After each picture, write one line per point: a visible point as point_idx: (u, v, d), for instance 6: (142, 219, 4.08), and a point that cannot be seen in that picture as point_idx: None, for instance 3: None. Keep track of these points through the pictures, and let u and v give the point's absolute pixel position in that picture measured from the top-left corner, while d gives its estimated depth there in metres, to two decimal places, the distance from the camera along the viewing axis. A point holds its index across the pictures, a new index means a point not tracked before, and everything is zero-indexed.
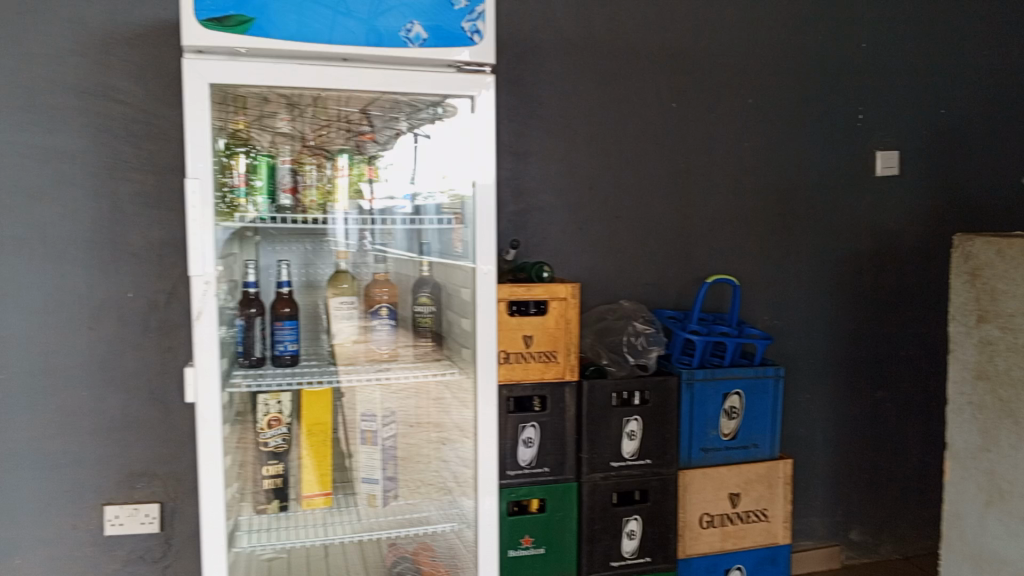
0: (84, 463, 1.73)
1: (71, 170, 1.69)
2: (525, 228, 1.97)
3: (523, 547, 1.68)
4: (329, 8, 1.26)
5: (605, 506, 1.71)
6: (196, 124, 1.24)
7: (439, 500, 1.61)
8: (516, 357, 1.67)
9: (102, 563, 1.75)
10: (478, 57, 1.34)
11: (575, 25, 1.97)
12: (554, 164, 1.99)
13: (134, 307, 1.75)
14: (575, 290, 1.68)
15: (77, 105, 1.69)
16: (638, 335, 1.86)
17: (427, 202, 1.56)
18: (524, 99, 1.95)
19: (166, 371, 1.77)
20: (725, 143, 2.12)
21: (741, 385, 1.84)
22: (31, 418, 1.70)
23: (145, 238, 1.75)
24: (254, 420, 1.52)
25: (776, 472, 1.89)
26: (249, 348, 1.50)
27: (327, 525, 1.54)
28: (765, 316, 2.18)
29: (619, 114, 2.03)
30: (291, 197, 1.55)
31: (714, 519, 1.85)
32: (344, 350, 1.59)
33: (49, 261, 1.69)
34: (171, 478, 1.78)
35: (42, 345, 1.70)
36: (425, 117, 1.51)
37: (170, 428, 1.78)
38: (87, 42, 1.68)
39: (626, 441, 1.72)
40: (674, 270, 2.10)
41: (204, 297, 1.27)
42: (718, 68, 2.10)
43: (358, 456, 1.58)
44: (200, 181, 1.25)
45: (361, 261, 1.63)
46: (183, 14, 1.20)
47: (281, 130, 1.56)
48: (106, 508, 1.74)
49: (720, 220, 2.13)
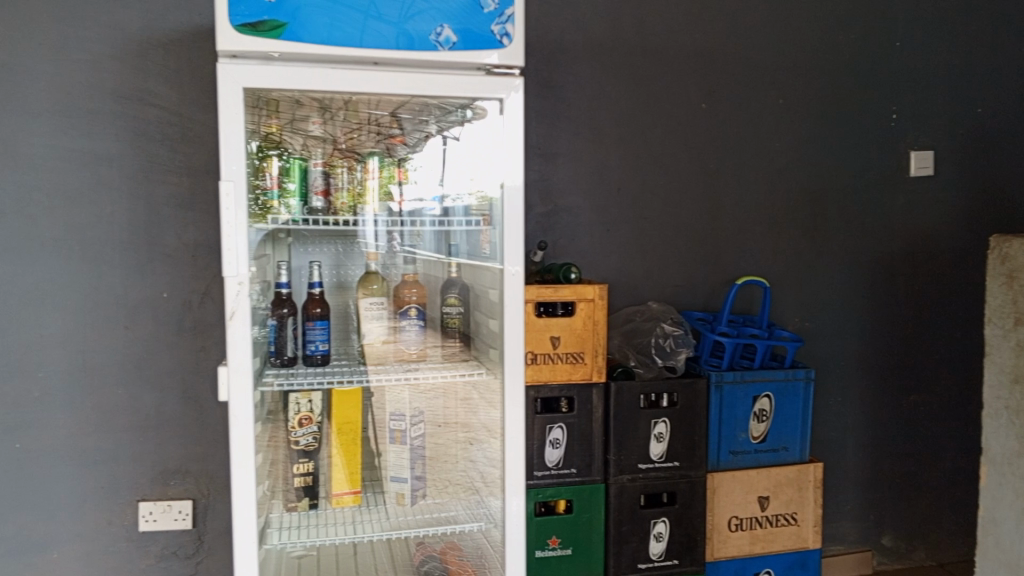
0: (120, 459, 1.77)
1: (109, 173, 1.74)
2: (553, 229, 1.97)
3: (550, 548, 1.69)
4: (360, 12, 1.28)
5: (633, 508, 1.71)
6: (230, 126, 1.26)
7: (467, 500, 1.62)
8: (544, 358, 1.67)
9: (136, 558, 1.79)
10: (507, 60, 1.35)
11: (604, 26, 1.97)
12: (582, 166, 1.99)
13: (169, 307, 1.79)
14: (602, 291, 1.68)
15: (115, 109, 1.73)
16: (666, 337, 1.85)
17: (455, 204, 1.58)
18: (552, 101, 1.95)
19: (199, 370, 1.81)
20: (756, 144, 2.11)
21: (772, 388, 1.82)
22: (69, 415, 1.75)
23: (180, 239, 1.78)
24: (286, 418, 1.55)
25: (807, 475, 1.86)
26: (281, 348, 1.52)
27: (356, 523, 1.54)
28: (795, 318, 2.16)
29: (648, 115, 2.02)
30: (324, 199, 1.54)
31: (742, 523, 1.83)
32: (374, 350, 1.59)
33: (87, 262, 1.74)
34: (204, 475, 1.82)
35: (81, 344, 1.75)
36: (453, 120, 1.53)
37: (203, 426, 1.81)
38: (126, 48, 1.72)
39: (654, 443, 1.71)
40: (704, 272, 2.09)
41: (237, 297, 1.30)
42: (748, 68, 2.08)
43: (387, 455, 1.60)
44: (235, 183, 1.28)
45: (391, 262, 1.65)
46: (219, 20, 1.23)
47: (313, 134, 1.59)
48: (141, 504, 1.78)
49: (749, 221, 2.12)
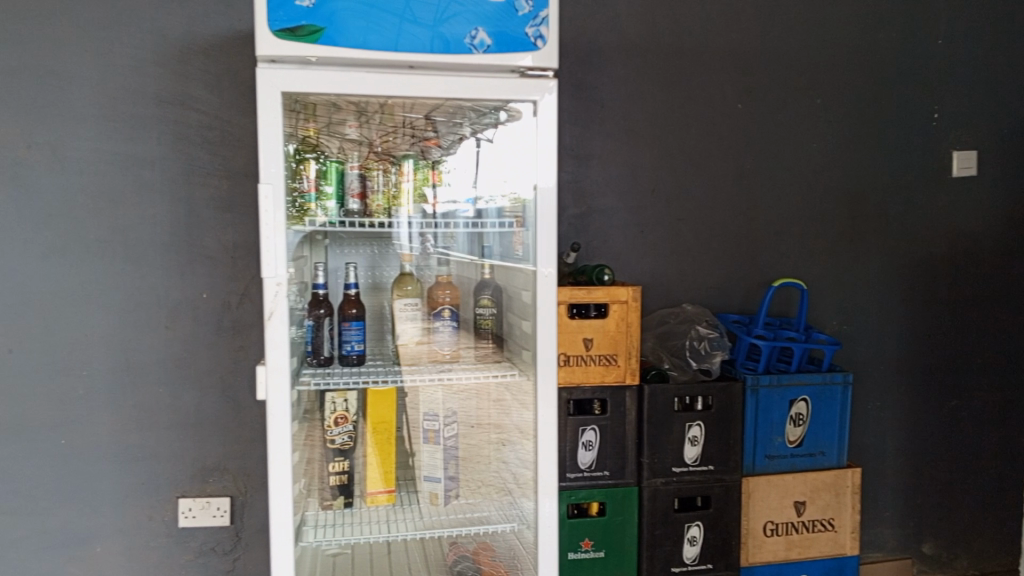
0: (161, 456, 1.81)
1: (151, 176, 1.78)
2: (586, 230, 1.97)
3: (582, 550, 1.68)
4: (395, 16, 1.29)
5: (666, 511, 1.70)
6: (268, 130, 1.29)
7: (499, 500, 1.62)
8: (576, 360, 1.66)
9: (175, 553, 1.83)
10: (541, 62, 1.35)
11: (638, 27, 1.96)
12: (615, 167, 1.98)
13: (208, 307, 1.82)
14: (636, 293, 1.66)
15: (157, 113, 1.77)
16: (701, 340, 1.84)
17: (489, 206, 1.59)
18: (586, 103, 1.95)
19: (238, 369, 1.84)
20: (792, 144, 2.08)
21: (808, 392, 1.80)
22: (112, 412, 1.79)
23: (219, 241, 1.82)
24: (322, 417, 1.56)
25: (844, 480, 1.83)
26: (317, 348, 1.54)
27: (391, 522, 1.56)
28: (832, 321, 2.13)
29: (682, 116, 2.01)
30: (359, 202, 1.56)
31: (779, 527, 1.81)
32: (408, 350, 1.61)
33: (129, 263, 1.78)
34: (242, 473, 1.85)
35: (123, 343, 1.79)
36: (488, 122, 1.54)
37: (241, 424, 1.84)
38: (168, 54, 1.76)
39: (688, 446, 1.70)
40: (739, 273, 2.07)
41: (276, 298, 1.32)
42: (785, 68, 2.06)
43: (421, 455, 1.62)
44: (273, 186, 1.30)
45: (425, 264, 1.66)
46: (258, 25, 1.25)
47: (350, 137, 1.61)
48: (180, 500, 1.81)
49: (786, 222, 2.09)
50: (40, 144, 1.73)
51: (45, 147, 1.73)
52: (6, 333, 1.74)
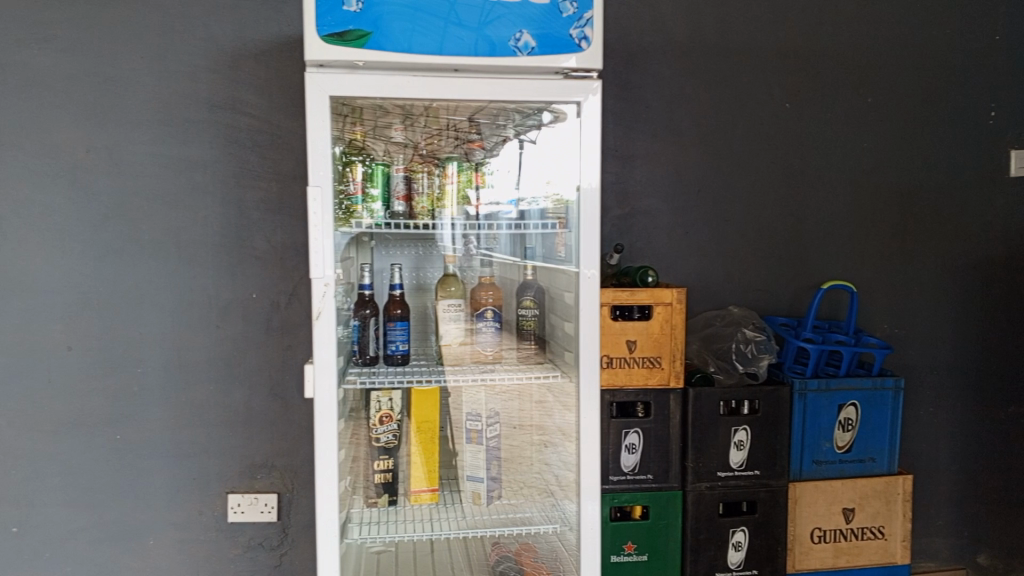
0: (211, 452, 1.86)
1: (203, 179, 1.82)
2: (630, 232, 1.96)
3: (625, 553, 1.68)
4: (440, 18, 1.30)
5: (711, 516, 1.68)
6: (317, 133, 1.31)
7: (541, 502, 1.63)
8: (619, 362, 1.65)
9: (225, 548, 1.87)
10: (585, 63, 1.34)
11: (684, 26, 1.95)
12: (660, 168, 1.97)
13: (258, 307, 1.86)
14: (680, 294, 1.64)
15: (209, 118, 1.81)
16: (748, 343, 1.82)
17: (531, 207, 1.59)
18: (630, 103, 1.94)
19: (285, 368, 1.87)
20: (842, 143, 2.04)
21: (858, 396, 1.76)
22: (165, 409, 1.84)
23: (269, 242, 1.85)
24: (367, 416, 1.60)
25: (895, 487, 1.79)
26: (363, 347, 1.57)
27: (434, 521, 1.56)
28: (883, 325, 2.08)
29: (729, 116, 1.98)
30: (405, 204, 1.58)
31: (826, 534, 1.78)
32: (451, 350, 1.62)
33: (182, 263, 1.83)
34: (289, 470, 1.88)
35: (175, 341, 1.84)
36: (531, 123, 1.54)
37: (288, 422, 1.88)
38: (220, 60, 1.80)
39: (734, 451, 1.67)
40: (787, 275, 2.04)
41: (323, 298, 1.34)
42: (835, 67, 2.02)
43: (464, 455, 1.63)
44: (322, 189, 1.32)
45: (468, 265, 1.68)
46: (307, 30, 1.27)
47: (395, 140, 1.62)
48: (230, 496, 1.85)
49: (836, 224, 2.05)
50: (98, 148, 1.78)
51: (103, 150, 1.78)
52: (66, 331, 1.80)
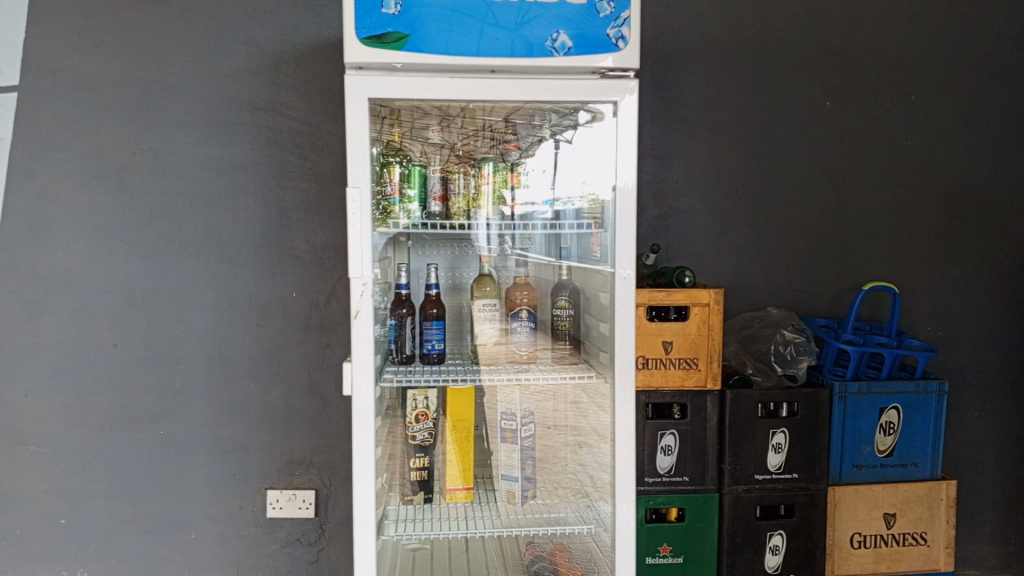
0: (251, 448, 1.89)
1: (244, 180, 1.85)
2: (667, 232, 1.95)
3: (660, 555, 1.67)
4: (478, 20, 1.31)
5: (748, 519, 1.66)
6: (356, 135, 1.33)
7: (576, 503, 1.63)
8: (655, 363, 1.65)
9: (263, 543, 1.90)
10: (622, 63, 1.34)
11: (721, 25, 1.93)
12: (698, 168, 1.95)
13: (297, 306, 1.88)
14: (718, 295, 1.63)
15: (251, 120, 1.84)
16: (787, 344, 1.79)
17: (566, 207, 1.60)
18: (667, 103, 1.93)
19: (324, 366, 1.89)
20: (885, 142, 2.00)
21: (900, 400, 1.73)
22: (207, 406, 1.88)
23: (309, 242, 1.87)
24: (403, 414, 1.62)
25: (938, 493, 1.75)
26: (400, 345, 1.59)
27: (468, 519, 1.56)
28: (927, 328, 2.04)
29: (768, 115, 1.96)
30: (441, 205, 1.60)
31: (866, 540, 1.75)
32: (486, 350, 1.63)
33: (223, 263, 1.86)
34: (326, 467, 1.90)
35: (217, 339, 1.87)
36: (567, 123, 1.54)
37: (326, 419, 1.90)
38: (262, 62, 1.83)
39: (772, 453, 1.65)
40: (828, 276, 2.01)
41: (361, 297, 1.36)
42: (877, 65, 1.98)
43: (499, 454, 1.64)
44: (360, 190, 1.34)
45: (503, 265, 1.67)
46: (347, 34, 1.29)
47: (432, 140, 1.62)
48: (269, 492, 1.88)
49: (878, 224, 2.01)
50: (144, 150, 1.83)
51: (148, 153, 1.83)
52: (112, 328, 1.85)
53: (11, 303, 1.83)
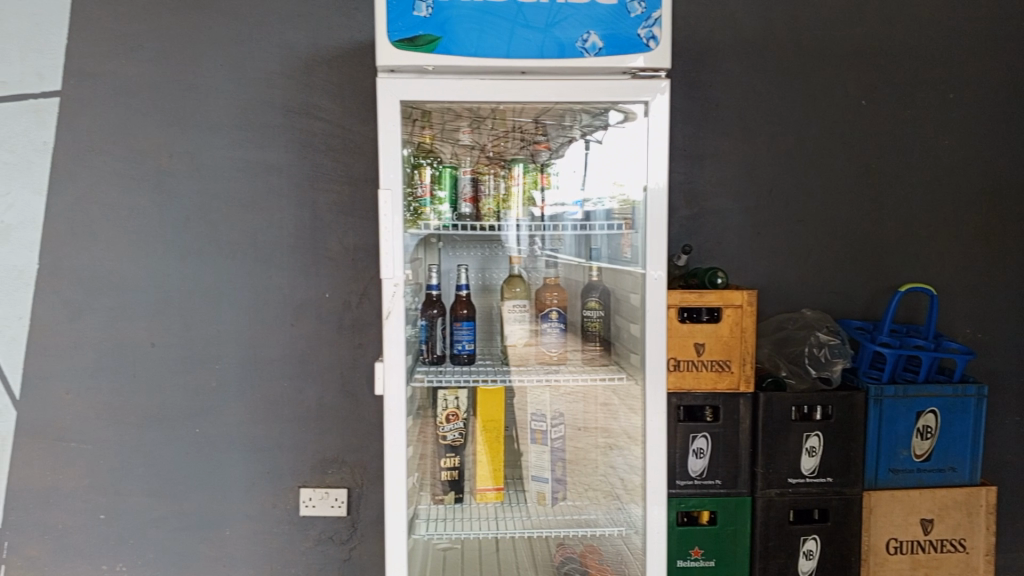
0: (284, 447, 1.91)
1: (278, 182, 1.87)
2: (698, 232, 1.94)
3: (692, 559, 1.67)
4: (508, 21, 1.31)
5: (781, 523, 1.64)
6: (388, 137, 1.34)
7: (606, 505, 1.62)
8: (687, 365, 1.64)
9: (297, 540, 1.92)
10: (653, 63, 1.33)
11: (754, 24, 1.91)
12: (730, 168, 1.94)
13: (330, 306, 1.90)
14: (751, 296, 1.61)
15: (285, 122, 1.87)
16: (821, 347, 1.77)
17: (597, 208, 1.59)
18: (698, 102, 1.92)
19: (356, 366, 1.91)
20: (922, 140, 1.96)
21: (938, 403, 1.69)
22: (241, 405, 1.91)
23: (341, 244, 1.89)
24: (434, 414, 1.63)
25: (977, 499, 1.71)
26: (431, 345, 1.59)
27: (498, 520, 1.57)
28: (967, 329, 2.00)
29: (802, 114, 1.94)
30: (471, 206, 1.60)
31: (903, 546, 1.72)
32: (517, 350, 1.64)
33: (258, 264, 1.89)
34: (358, 465, 1.91)
35: (252, 339, 1.90)
36: (598, 124, 1.54)
37: (358, 418, 1.91)
38: (295, 66, 1.86)
39: (805, 457, 1.63)
40: (864, 277, 1.98)
41: (393, 297, 1.37)
42: (915, 62, 1.95)
43: (529, 455, 1.64)
44: (392, 192, 1.35)
45: (533, 266, 1.68)
46: (379, 37, 1.30)
47: (463, 142, 1.64)
48: (302, 490, 1.91)
49: (916, 224, 1.98)
50: (180, 153, 1.86)
51: (185, 155, 1.86)
52: (150, 328, 1.89)
53: (54, 303, 1.88)
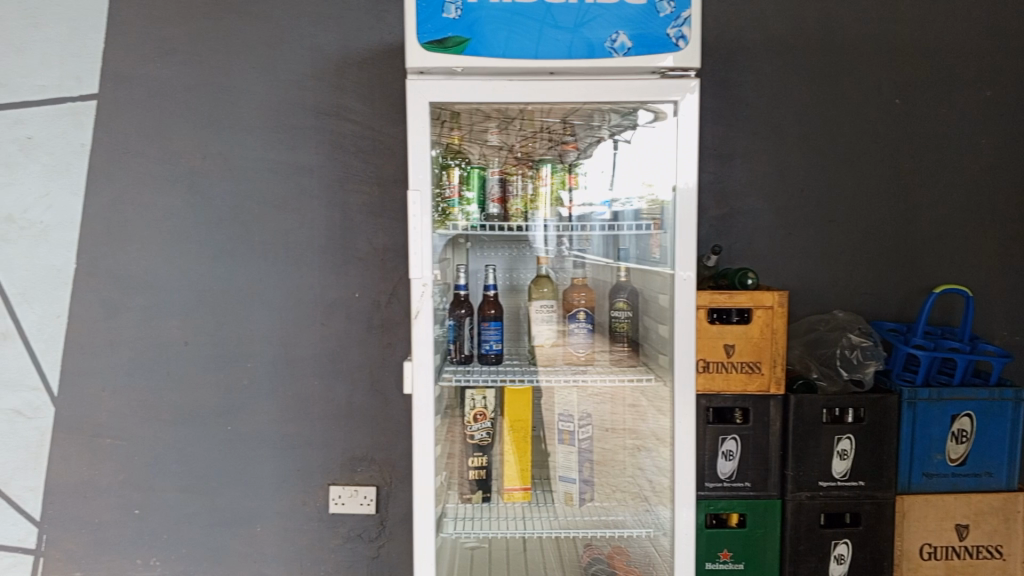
0: (314, 445, 1.94)
1: (309, 183, 1.90)
2: (729, 233, 1.93)
3: (721, 561, 1.66)
4: (537, 21, 1.31)
5: (812, 527, 1.63)
6: (418, 137, 1.35)
7: (634, 507, 1.62)
8: (717, 367, 1.62)
9: (326, 537, 1.94)
10: (682, 62, 1.32)
11: (785, 22, 1.89)
12: (760, 167, 1.92)
13: (360, 306, 1.92)
14: (782, 298, 1.59)
15: (316, 124, 1.89)
16: (853, 349, 1.74)
17: (625, 208, 1.58)
18: (728, 101, 1.91)
19: (385, 365, 1.92)
20: (959, 138, 1.93)
21: (974, 407, 1.66)
22: (272, 403, 1.93)
23: (371, 244, 1.91)
24: (462, 413, 1.63)
25: (1015, 506, 1.68)
26: (459, 345, 1.60)
27: (526, 519, 1.57)
28: (1004, 332, 1.96)
29: (834, 113, 1.92)
30: (499, 207, 1.61)
31: (937, 551, 1.69)
32: (544, 351, 1.64)
33: (289, 264, 1.91)
34: (387, 464, 1.93)
35: (283, 338, 1.92)
36: (627, 123, 1.53)
37: (387, 417, 1.93)
38: (326, 68, 1.88)
39: (837, 460, 1.62)
40: (898, 278, 1.95)
41: (422, 297, 1.38)
42: (951, 59, 1.91)
43: (557, 456, 1.64)
44: (421, 192, 1.36)
45: (560, 266, 1.68)
46: (409, 39, 1.31)
47: (491, 143, 1.64)
48: (332, 488, 1.93)
49: (951, 224, 1.94)
50: (214, 154, 1.89)
51: (218, 157, 1.89)
52: (184, 327, 1.93)
53: (91, 302, 1.92)
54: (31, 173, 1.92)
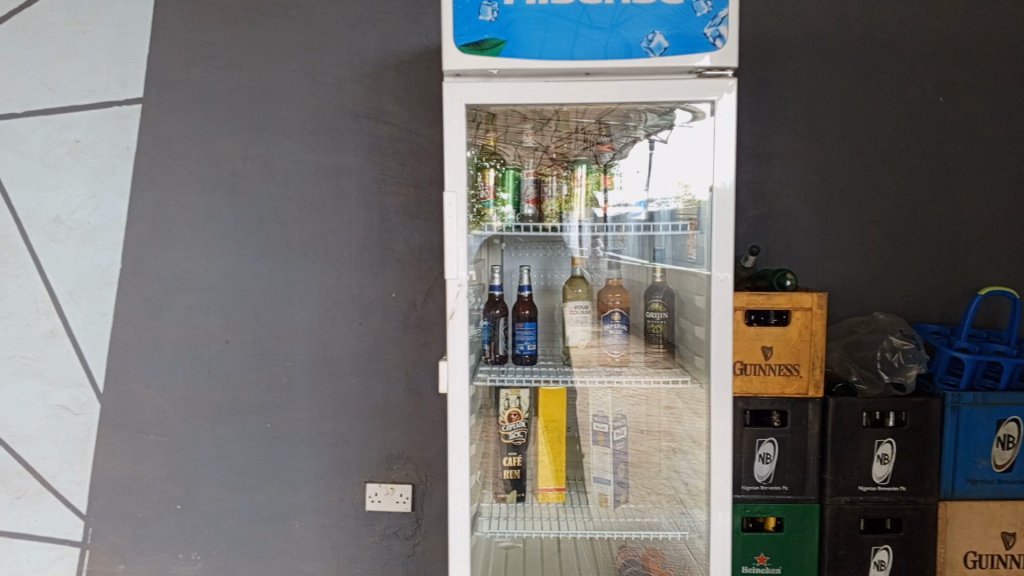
0: (351, 443, 1.96)
1: (347, 184, 1.92)
2: (766, 233, 1.91)
3: (757, 565, 1.65)
4: (573, 21, 1.32)
5: (851, 532, 1.61)
6: (455, 138, 1.37)
7: (670, 509, 1.62)
8: (754, 369, 1.61)
9: (362, 533, 1.96)
10: (719, 61, 1.31)
11: (825, 20, 1.87)
12: (799, 167, 1.90)
13: (397, 306, 1.94)
14: (821, 299, 1.57)
15: (354, 126, 1.91)
16: (894, 352, 1.71)
17: (661, 209, 1.58)
18: (767, 100, 1.89)
19: (421, 364, 1.94)
20: (1006, 137, 1.88)
21: (1021, 412, 1.62)
22: (311, 401, 1.96)
23: (408, 245, 1.93)
24: (497, 413, 1.65)
25: None
26: (494, 345, 1.62)
27: (560, 520, 1.57)
28: None
29: (875, 111, 1.88)
30: (534, 207, 1.61)
31: (982, 559, 1.65)
32: (578, 351, 1.64)
33: (327, 264, 1.94)
34: (423, 462, 1.95)
35: (321, 337, 1.95)
36: (664, 123, 1.53)
37: (423, 416, 1.94)
38: (364, 71, 1.90)
39: (877, 465, 1.59)
40: (943, 280, 1.90)
41: (457, 297, 1.39)
42: (998, 56, 1.87)
43: (591, 456, 1.64)
44: (457, 194, 1.37)
45: (596, 267, 1.68)
46: (447, 42, 1.33)
47: (526, 144, 1.64)
48: (368, 485, 1.95)
49: (997, 224, 1.90)
50: (254, 157, 1.93)
51: (258, 159, 1.93)
52: (225, 326, 1.97)
53: (135, 302, 1.98)
54: (79, 176, 1.98)
